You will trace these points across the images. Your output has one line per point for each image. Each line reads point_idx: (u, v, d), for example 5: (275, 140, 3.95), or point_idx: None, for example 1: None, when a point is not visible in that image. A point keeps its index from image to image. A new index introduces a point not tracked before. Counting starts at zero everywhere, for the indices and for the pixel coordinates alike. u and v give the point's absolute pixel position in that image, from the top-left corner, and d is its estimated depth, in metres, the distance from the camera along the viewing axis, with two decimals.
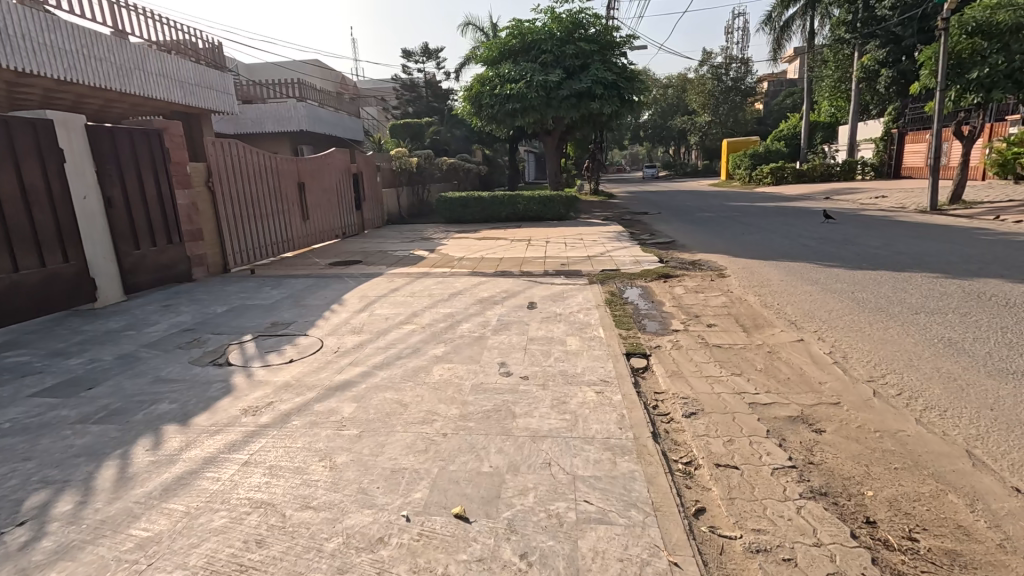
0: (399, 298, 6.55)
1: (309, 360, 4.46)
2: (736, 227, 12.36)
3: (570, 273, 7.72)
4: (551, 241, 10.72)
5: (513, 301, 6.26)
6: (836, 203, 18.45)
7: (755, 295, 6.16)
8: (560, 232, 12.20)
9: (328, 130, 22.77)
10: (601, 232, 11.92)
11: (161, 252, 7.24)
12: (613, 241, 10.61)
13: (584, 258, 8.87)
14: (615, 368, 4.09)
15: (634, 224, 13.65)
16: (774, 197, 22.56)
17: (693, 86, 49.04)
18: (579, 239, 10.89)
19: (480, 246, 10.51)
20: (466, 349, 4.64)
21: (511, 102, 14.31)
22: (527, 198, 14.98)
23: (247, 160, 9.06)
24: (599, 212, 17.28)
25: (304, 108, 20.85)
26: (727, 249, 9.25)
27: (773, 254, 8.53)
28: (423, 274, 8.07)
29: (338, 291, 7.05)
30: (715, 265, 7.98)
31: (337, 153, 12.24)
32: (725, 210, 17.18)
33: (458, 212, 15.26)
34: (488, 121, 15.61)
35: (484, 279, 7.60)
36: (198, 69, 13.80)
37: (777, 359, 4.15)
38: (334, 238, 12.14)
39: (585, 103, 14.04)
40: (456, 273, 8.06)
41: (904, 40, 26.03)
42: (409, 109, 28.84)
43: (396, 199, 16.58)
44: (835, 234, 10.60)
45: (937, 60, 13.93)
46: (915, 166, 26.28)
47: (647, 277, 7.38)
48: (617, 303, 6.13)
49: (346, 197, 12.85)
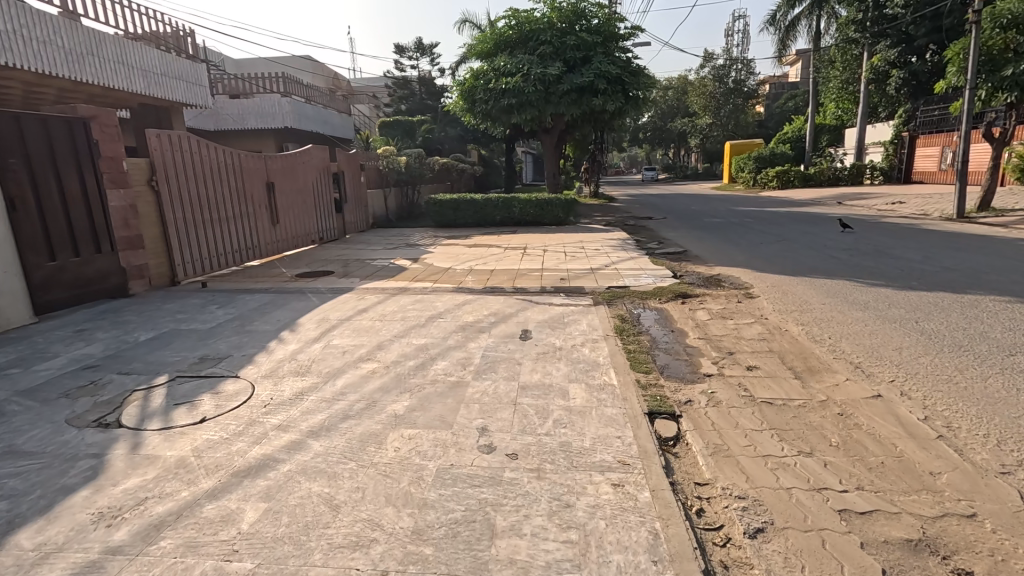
0: (367, 323, 5.44)
1: (227, 419, 3.35)
2: (752, 235, 11.30)
3: (571, 291, 6.63)
4: (549, 250, 9.64)
5: (504, 328, 5.17)
6: (851, 209, 17.45)
7: (797, 324, 5.07)
8: (559, 239, 11.11)
9: (314, 127, 21.66)
10: (604, 240, 10.85)
11: (87, 263, 6.13)
12: (618, 250, 9.54)
13: (587, 271, 7.79)
14: (637, 441, 2.99)
15: (639, 230, 12.58)
16: (783, 202, 21.57)
17: (694, 88, 47.99)
18: (580, 248, 9.81)
19: (470, 256, 9.43)
20: (437, 403, 3.55)
21: (506, 97, 13.23)
22: (524, 202, 13.89)
23: (203, 156, 7.93)
24: (600, 216, 16.23)
25: (289, 103, 19.77)
26: (749, 262, 8.17)
27: (803, 269, 7.46)
28: (401, 289, 6.96)
29: (297, 311, 5.94)
30: (738, 282, 6.90)
31: (313, 150, 11.11)
32: (733, 215, 16.15)
33: (448, 216, 14.15)
34: (482, 118, 14.53)
35: (471, 298, 6.50)
36: (165, 58, 12.67)
37: (856, 429, 3.05)
38: (310, 244, 11.03)
39: (587, 99, 12.97)
40: (439, 289, 6.95)
41: (916, 40, 25.14)
42: (402, 107, 27.72)
43: (382, 200, 15.48)
44: (864, 244, 9.55)
45: (968, 56, 12.95)
46: (927, 171, 25.29)
47: (661, 298, 6.29)
48: (629, 332, 5.04)
49: (324, 199, 11.72)
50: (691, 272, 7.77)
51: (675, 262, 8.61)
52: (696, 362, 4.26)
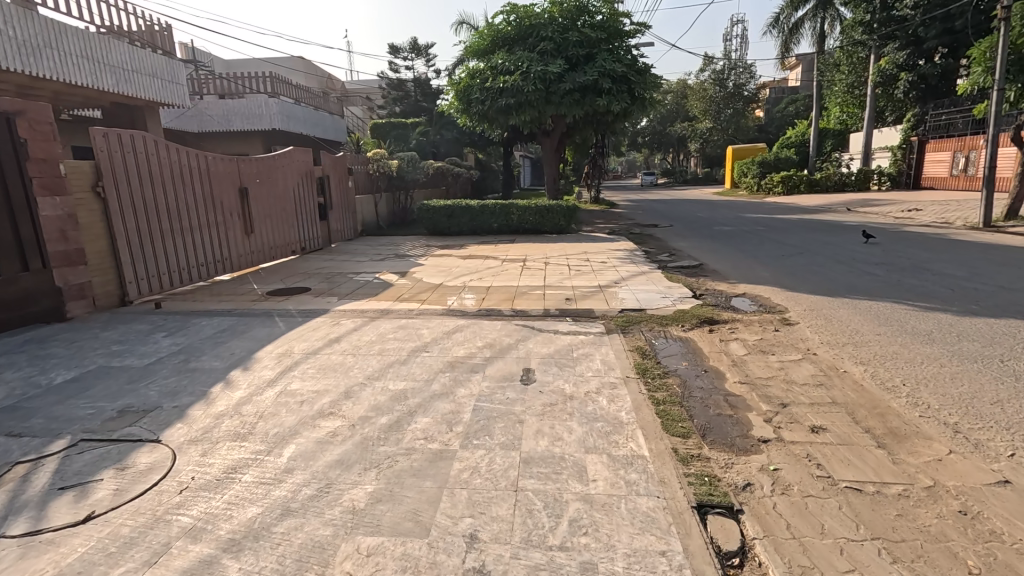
0: (337, 358, 4.53)
1: (122, 517, 2.44)
2: (768, 245, 10.48)
3: (578, 315, 5.76)
4: (551, 263, 8.78)
5: (501, 366, 4.28)
6: (865, 217, 16.68)
7: (856, 363, 4.18)
8: (562, 250, 10.24)
9: (304, 129, 20.79)
10: (610, 251, 10.01)
11: (10, 282, 5.24)
12: (627, 264, 8.68)
13: (594, 289, 6.92)
14: (691, 564, 2.10)
15: (647, 240, 11.75)
16: (791, 208, 20.81)
17: (694, 91, 47.32)
18: (586, 260, 8.95)
19: (464, 269, 8.55)
20: (412, 490, 2.64)
21: (504, 97, 12.35)
22: (523, 208, 13.04)
23: (162, 158, 7.03)
24: (603, 224, 15.39)
25: (276, 104, 18.93)
26: (775, 279, 7.32)
27: (837, 288, 6.62)
28: (383, 312, 6.07)
29: (257, 341, 5.03)
30: (769, 304, 6.05)
31: (294, 152, 10.22)
32: (743, 223, 15.31)
33: (442, 224, 13.26)
34: (478, 119, 13.65)
35: (462, 323, 5.59)
36: (137, 53, 11.76)
37: (997, 543, 2.17)
38: (290, 255, 10.13)
39: (591, 100, 12.12)
40: (427, 311, 6.04)
41: (926, 42, 24.48)
42: (396, 110, 26.88)
43: (372, 206, 14.62)
44: (894, 256, 8.74)
45: (994, 56, 12.31)
46: (937, 176, 24.50)
47: (684, 324, 5.40)
48: (653, 372, 4.16)
49: (307, 205, 10.82)
50: (712, 290, 6.91)
51: (692, 278, 7.75)
52: (745, 420, 3.36)
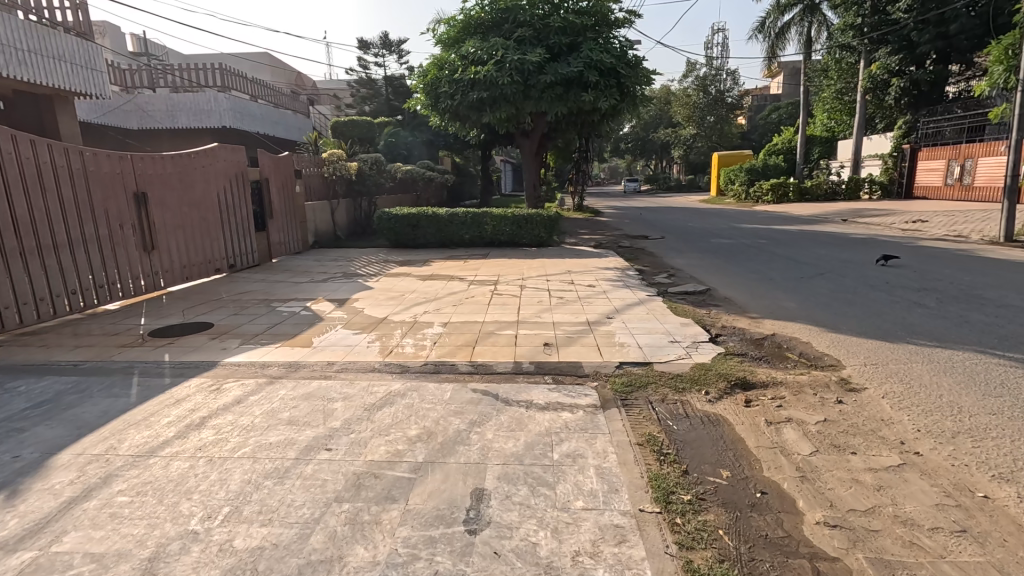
0: (177, 467, 2.84)
1: None
2: (778, 264, 9.09)
3: (562, 375, 4.16)
4: (527, 288, 7.23)
5: (435, 491, 2.63)
6: (868, 228, 15.55)
7: (994, 479, 2.66)
8: (541, 269, 8.68)
9: (261, 128, 18.92)
10: (597, 270, 8.50)
11: None
12: (619, 289, 7.13)
13: (582, 328, 5.33)
14: None
15: (639, 256, 10.27)
16: (787, 218, 19.65)
17: (677, 98, 46.55)
18: (570, 284, 7.41)
19: (421, 296, 6.90)
20: None
21: (475, 91, 10.83)
22: (498, 218, 11.46)
23: (7, 154, 5.30)
24: (588, 236, 13.90)
25: (227, 99, 17.09)
26: (804, 313, 5.84)
27: (891, 328, 5.16)
28: (293, 366, 4.39)
29: (74, 428, 3.30)
30: (815, 356, 4.55)
31: (218, 150, 8.47)
32: (741, 234, 13.96)
33: (406, 235, 11.59)
34: (448, 117, 12.08)
35: (397, 388, 3.94)
36: (36, 30, 9.93)
37: None
38: (212, 274, 8.37)
39: (575, 95, 10.66)
40: (353, 366, 4.37)
41: (919, 47, 23.55)
42: (366, 110, 25.12)
43: (328, 215, 12.92)
44: (931, 279, 7.39)
45: (1018, 52, 11.17)
46: (930, 186, 23.66)
47: (709, 391, 3.84)
48: (681, 501, 2.57)
49: (238, 214, 9.06)
50: (733, 330, 5.38)
51: (702, 309, 6.23)
52: None
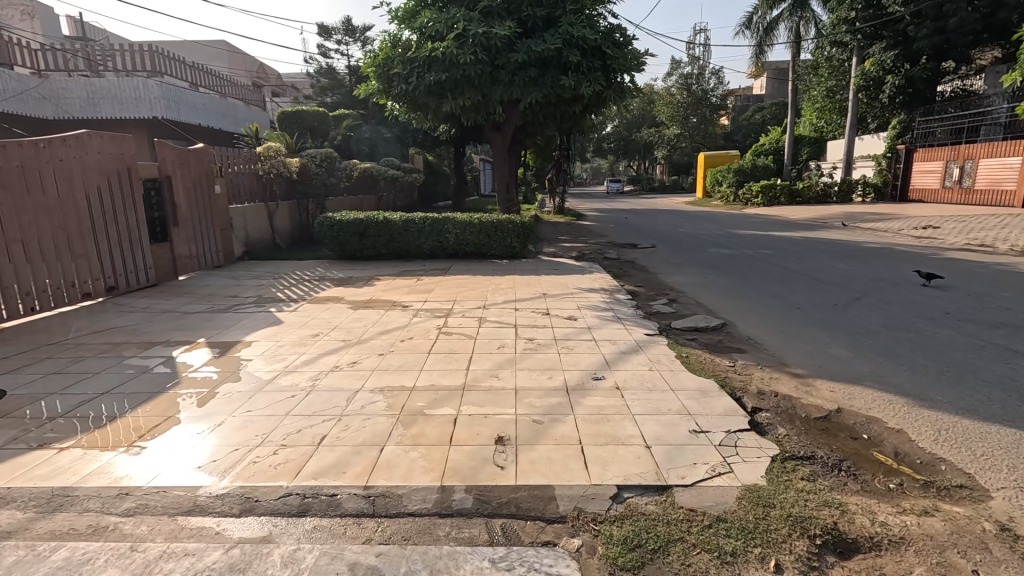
0: None
1: None
2: (796, 284, 7.46)
3: (519, 524, 2.38)
4: (487, 324, 5.44)
5: None
6: (875, 234, 14.19)
7: None
8: (512, 293, 6.89)
9: (203, 120, 16.84)
10: (578, 295, 6.76)
11: None
12: (608, 325, 5.40)
13: (559, 402, 3.56)
14: None
15: (629, 272, 8.58)
16: (782, 223, 18.27)
17: (660, 97, 45.27)
18: (545, 317, 5.66)
19: (343, 337, 5.08)
20: None
21: (432, 72, 9.06)
22: (462, 225, 9.60)
23: None
24: (568, 244, 12.21)
25: (159, 86, 14.96)
26: (867, 368, 4.16)
27: (1009, 401, 3.50)
28: (53, 500, 2.53)
29: None
30: (928, 465, 2.82)
31: (86, 137, 6.48)
32: (740, 242, 12.37)
33: (352, 246, 9.72)
34: (404, 104, 10.31)
35: (209, 566, 2.11)
36: None
37: None
38: (79, 299, 6.40)
39: (552, 79, 9.00)
40: (156, 502, 2.52)
41: (914, 43, 22.26)
42: (329, 103, 23.01)
43: (263, 220, 10.95)
44: (1002, 309, 5.80)
45: None
46: (926, 188, 22.55)
47: (784, 567, 2.10)
48: None
49: (124, 221, 7.07)
50: (776, 402, 3.69)
51: (724, 359, 4.53)
52: None
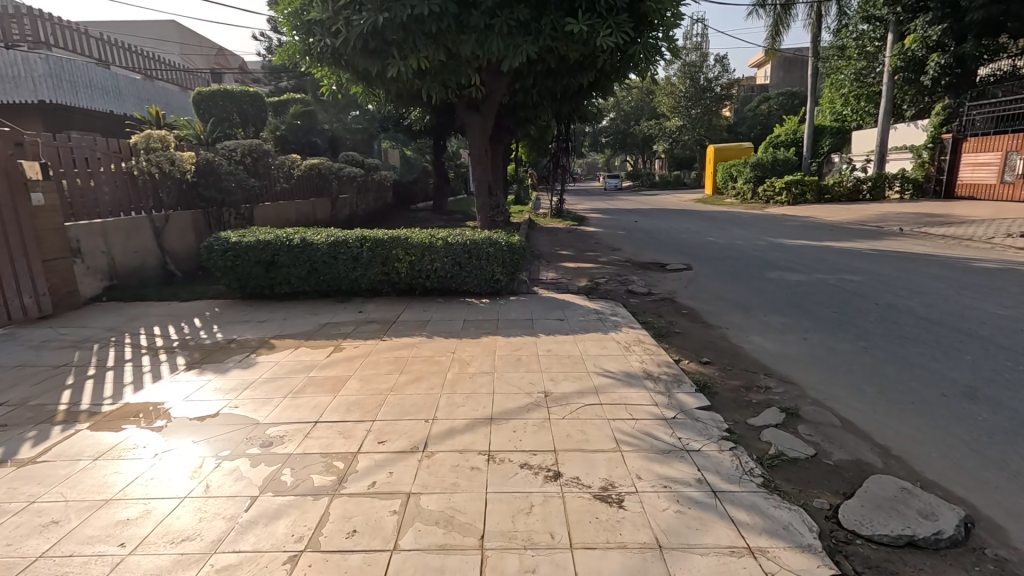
0: None
1: None
2: (978, 358, 4.33)
3: None
4: (423, 533, 2.31)
5: None
6: (959, 244, 11.11)
7: None
8: (487, 394, 3.74)
9: (113, 105, 13.57)
10: (610, 400, 3.62)
11: None
12: (705, 539, 2.25)
13: None
14: None
15: (676, 327, 5.45)
16: (823, 227, 15.20)
17: (660, 88, 42.06)
18: (555, 502, 2.51)
19: None
20: None
21: (362, 14, 5.87)
22: (419, 249, 6.41)
23: None
24: (572, 264, 9.08)
25: (43, 62, 11.66)
26: None
27: None
28: None
29: None
30: None
31: None
32: (800, 260, 9.22)
33: (257, 281, 6.52)
34: (336, 71, 7.12)
35: None
36: None
37: None
38: None
39: (553, 24, 5.86)
40: None
41: (967, 15, 19.16)
42: (286, 89, 19.69)
43: (144, 239, 7.67)
44: None
45: None
46: (978, 183, 19.58)
47: None
48: None
49: None
50: None
51: None
52: None
